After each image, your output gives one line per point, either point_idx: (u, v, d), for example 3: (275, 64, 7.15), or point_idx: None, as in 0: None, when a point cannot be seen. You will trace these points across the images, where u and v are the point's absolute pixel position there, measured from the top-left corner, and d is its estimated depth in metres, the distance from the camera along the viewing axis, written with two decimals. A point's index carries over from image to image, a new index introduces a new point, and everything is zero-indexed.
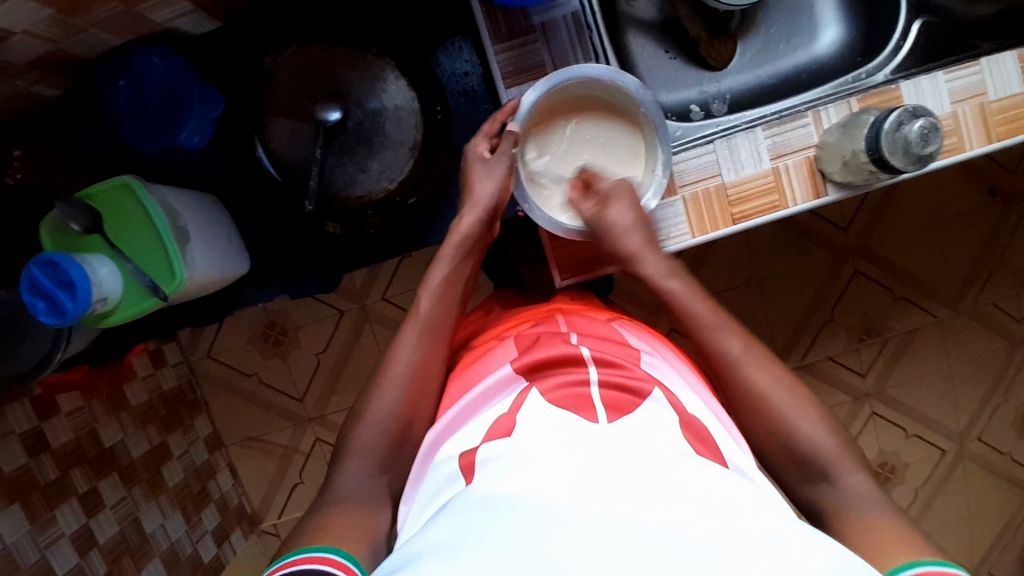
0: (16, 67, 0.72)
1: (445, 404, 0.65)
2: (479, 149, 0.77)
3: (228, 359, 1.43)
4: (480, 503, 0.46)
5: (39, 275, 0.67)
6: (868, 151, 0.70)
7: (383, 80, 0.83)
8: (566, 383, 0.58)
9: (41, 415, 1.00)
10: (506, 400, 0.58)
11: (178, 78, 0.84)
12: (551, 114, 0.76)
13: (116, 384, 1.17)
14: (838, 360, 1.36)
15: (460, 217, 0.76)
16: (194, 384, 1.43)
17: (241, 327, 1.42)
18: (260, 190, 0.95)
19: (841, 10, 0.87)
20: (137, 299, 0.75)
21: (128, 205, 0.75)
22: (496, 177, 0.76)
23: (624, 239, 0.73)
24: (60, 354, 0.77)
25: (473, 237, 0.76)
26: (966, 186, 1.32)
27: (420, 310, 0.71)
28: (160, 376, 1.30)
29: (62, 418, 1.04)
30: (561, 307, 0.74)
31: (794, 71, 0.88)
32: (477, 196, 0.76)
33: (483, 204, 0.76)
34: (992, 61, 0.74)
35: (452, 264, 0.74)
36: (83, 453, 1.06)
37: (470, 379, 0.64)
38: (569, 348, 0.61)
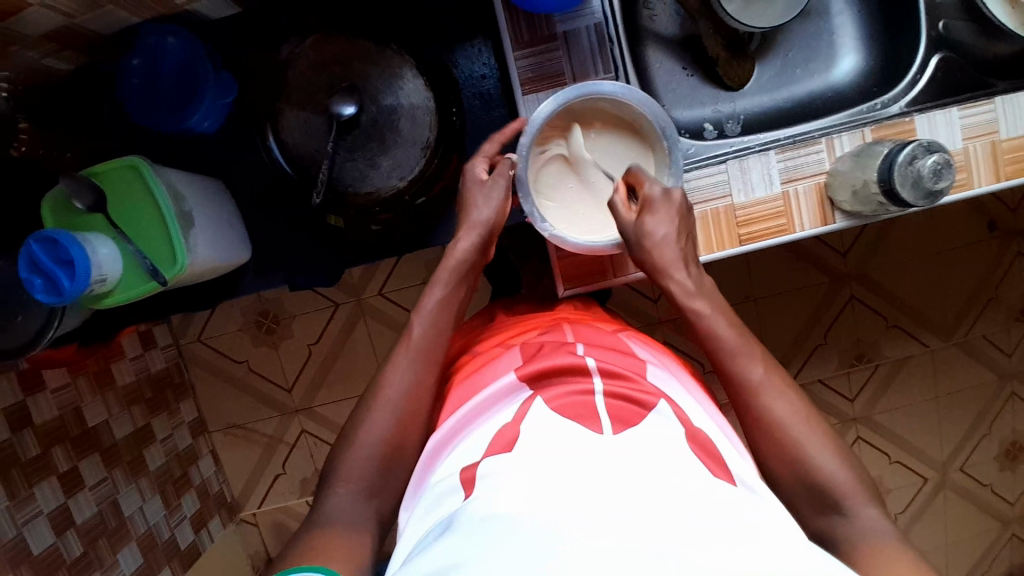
0: (31, 38, 0.70)
1: (449, 409, 0.65)
2: (476, 168, 0.76)
3: (219, 345, 1.42)
4: (485, 524, 0.45)
5: (39, 252, 0.66)
6: (880, 182, 0.71)
7: (400, 78, 0.82)
8: (570, 392, 0.58)
9: (27, 391, 1.00)
10: (510, 409, 0.58)
11: (191, 62, 0.83)
12: (549, 131, 0.76)
13: (104, 363, 1.16)
14: (827, 383, 1.37)
15: (455, 240, 0.74)
16: (182, 367, 1.41)
17: (234, 313, 1.41)
18: (265, 179, 0.94)
19: (858, 38, 0.88)
20: (137, 283, 0.74)
21: (134, 186, 0.74)
22: (495, 200, 0.74)
23: (659, 252, 0.70)
24: (52, 333, 0.75)
25: (469, 262, 0.74)
26: (967, 220, 1.33)
27: (411, 334, 0.70)
28: (148, 358, 1.29)
29: (47, 394, 1.03)
30: (569, 317, 0.74)
31: (809, 97, 0.88)
32: (473, 219, 0.74)
33: (479, 227, 0.74)
34: (1007, 101, 0.75)
35: (448, 287, 0.73)
36: (66, 431, 1.06)
37: (477, 383, 0.64)
38: (576, 358, 0.61)
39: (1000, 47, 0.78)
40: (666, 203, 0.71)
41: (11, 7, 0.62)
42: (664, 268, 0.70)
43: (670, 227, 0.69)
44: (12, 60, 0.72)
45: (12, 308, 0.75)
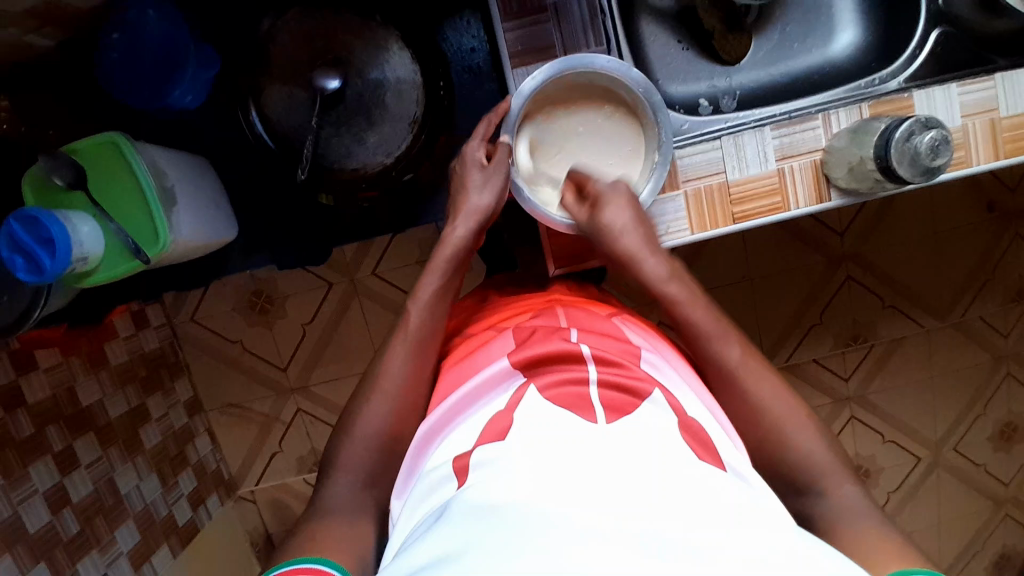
0: (11, 14, 0.68)
1: (439, 394, 0.64)
2: (476, 153, 0.75)
3: (213, 324, 1.41)
4: (474, 511, 0.45)
5: (19, 231, 0.65)
6: (876, 159, 0.69)
7: (386, 51, 0.80)
8: (563, 382, 0.57)
9: (19, 370, 1.00)
10: (504, 396, 0.58)
11: (173, 39, 0.80)
12: (532, 118, 0.75)
13: (97, 344, 1.16)
14: (823, 363, 1.37)
15: (453, 225, 0.73)
16: (176, 346, 1.41)
17: (227, 293, 1.40)
18: (251, 156, 0.92)
19: (857, 9, 0.85)
20: (118, 262, 0.72)
21: (115, 163, 0.72)
22: (494, 188, 0.73)
23: (620, 242, 0.69)
24: (38, 311, 0.74)
25: (466, 247, 0.73)
26: (966, 199, 1.32)
27: (409, 321, 0.69)
28: (142, 337, 1.29)
29: (40, 374, 1.03)
30: (564, 299, 0.73)
31: (807, 71, 0.85)
32: (471, 206, 0.73)
33: (477, 212, 0.73)
34: (1006, 77, 0.73)
35: (445, 275, 0.72)
36: (60, 411, 1.06)
37: (468, 369, 0.64)
38: (569, 345, 0.60)
39: (1000, 24, 0.75)
40: (616, 192, 0.70)
41: None
42: (630, 255, 0.69)
43: (626, 216, 0.69)
44: None
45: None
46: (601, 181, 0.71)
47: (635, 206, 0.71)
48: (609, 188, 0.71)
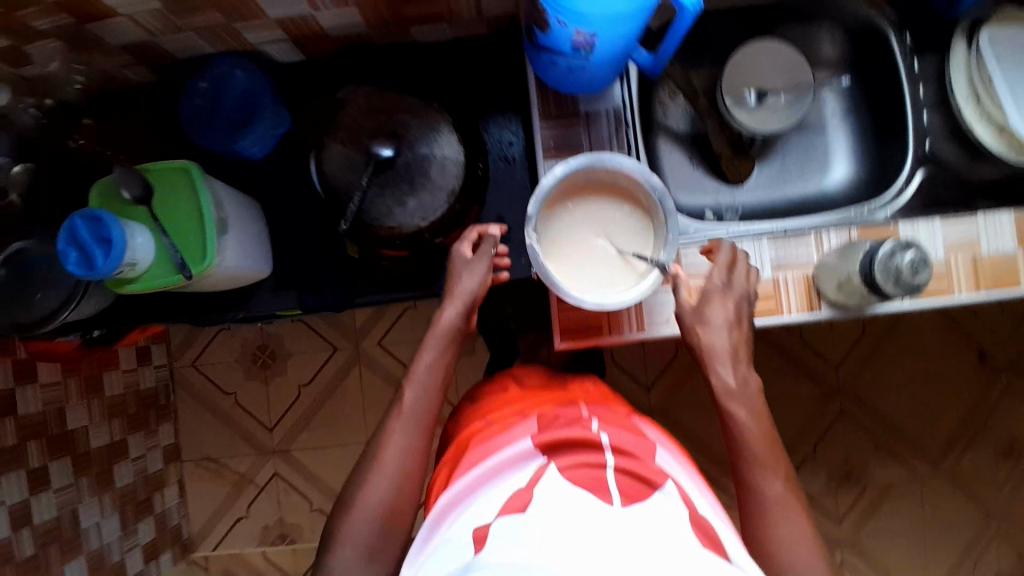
0: (109, 47, 0.84)
1: (460, 468, 0.66)
2: (461, 247, 0.82)
3: (210, 373, 1.53)
4: (504, 569, 0.48)
5: (81, 228, 0.71)
6: (862, 275, 0.76)
7: (437, 132, 0.90)
8: (582, 464, 0.60)
9: (19, 379, 1.11)
10: (524, 474, 0.61)
11: (254, 95, 0.92)
12: (554, 200, 0.80)
13: (97, 371, 1.29)
14: (816, 499, 1.35)
15: (442, 309, 0.79)
16: (170, 390, 1.53)
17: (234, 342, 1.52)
18: (296, 204, 1.01)
19: (852, 149, 0.94)
20: (163, 273, 0.78)
21: (180, 184, 0.80)
22: (478, 273, 0.79)
23: (712, 338, 0.75)
24: (65, 314, 0.84)
25: (455, 330, 0.78)
26: (956, 349, 1.37)
27: (404, 400, 0.73)
28: (139, 375, 1.42)
29: (36, 388, 1.15)
30: (589, 397, 0.77)
31: (804, 199, 0.94)
32: (459, 290, 0.79)
33: (465, 297, 0.79)
34: (988, 219, 0.81)
35: (438, 350, 0.77)
36: (45, 429, 1.17)
37: (489, 447, 0.67)
38: (588, 431, 0.63)
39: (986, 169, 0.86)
40: (724, 290, 0.77)
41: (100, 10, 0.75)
42: (717, 356, 0.74)
43: (726, 314, 0.76)
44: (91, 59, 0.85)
45: (32, 287, 0.83)
46: (717, 276, 0.77)
47: (740, 309, 0.77)
48: (721, 286, 0.77)
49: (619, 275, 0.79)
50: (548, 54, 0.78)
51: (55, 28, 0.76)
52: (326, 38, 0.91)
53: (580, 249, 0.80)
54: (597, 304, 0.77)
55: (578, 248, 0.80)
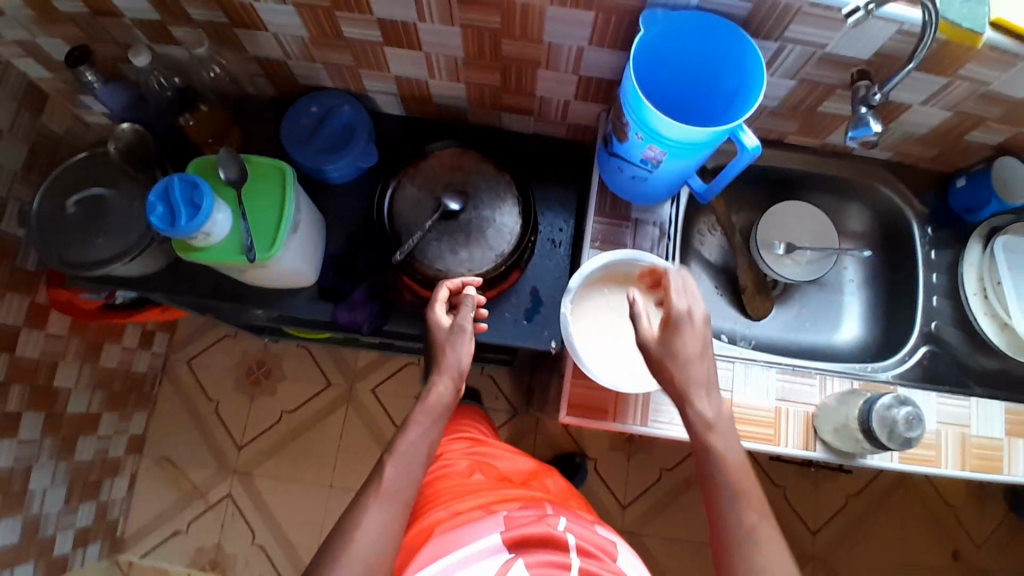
0: (245, 54, 0.97)
1: (426, 557, 0.72)
2: (439, 318, 0.81)
3: (202, 374, 1.58)
4: None
5: (178, 188, 0.77)
6: (859, 421, 0.81)
7: (503, 201, 0.98)
8: (549, 564, 0.69)
9: (27, 320, 1.13)
10: (494, 566, 0.68)
11: (353, 129, 1.02)
12: (595, 282, 0.85)
13: (101, 339, 1.32)
14: None
15: (431, 384, 0.78)
16: (156, 381, 1.56)
17: (235, 352, 1.59)
18: (343, 222, 1.04)
19: (864, 313, 1.02)
20: (227, 250, 0.82)
21: (272, 179, 0.86)
22: (464, 346, 0.79)
23: (685, 369, 0.71)
24: (113, 263, 0.91)
25: (447, 407, 0.77)
26: (929, 542, 1.41)
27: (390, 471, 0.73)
28: (136, 357, 1.46)
29: (40, 334, 1.16)
30: (548, 498, 0.87)
31: (813, 347, 1.01)
32: (446, 363, 0.78)
33: (453, 370, 0.78)
34: (981, 405, 0.88)
35: (427, 426, 0.76)
36: (33, 377, 1.16)
37: (456, 538, 0.73)
38: (555, 532, 0.73)
39: (986, 359, 0.94)
40: (688, 318, 0.71)
41: (255, 22, 0.89)
42: (686, 397, 0.71)
43: (696, 345, 0.71)
44: (228, 62, 0.98)
45: (98, 231, 0.92)
46: (681, 304, 0.72)
47: (705, 340, 0.72)
48: (686, 314, 0.71)
49: (636, 363, 0.82)
50: (617, 159, 0.87)
51: (207, 22, 0.91)
52: (428, 102, 1.03)
53: (604, 328, 0.84)
54: (603, 380, 0.80)
55: (603, 327, 0.84)
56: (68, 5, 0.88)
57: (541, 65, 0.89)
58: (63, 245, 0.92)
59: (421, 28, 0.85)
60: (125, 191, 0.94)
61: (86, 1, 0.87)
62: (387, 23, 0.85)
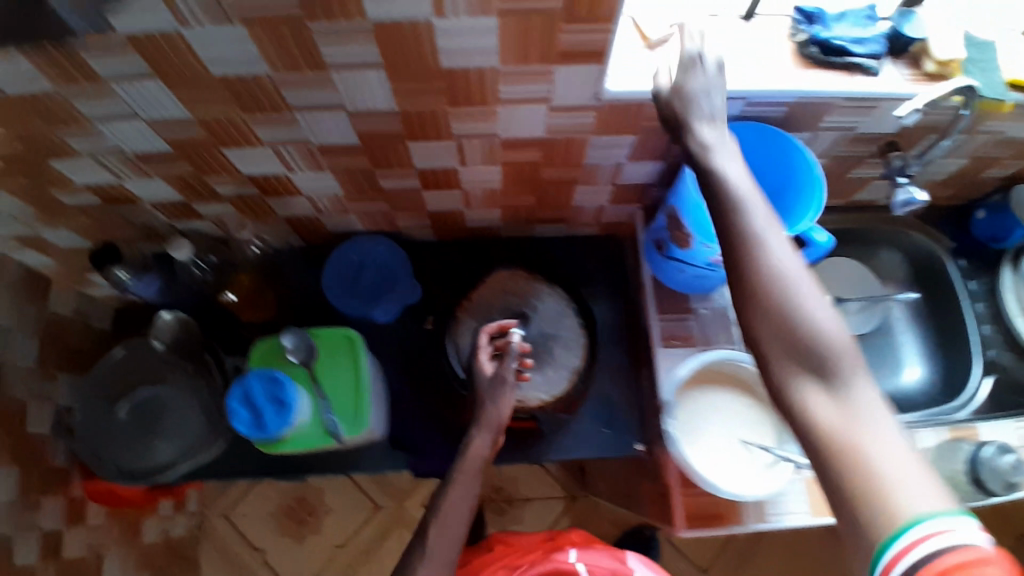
0: (275, 218, 0.95)
1: None
2: (485, 367, 0.88)
3: (243, 524, 1.50)
4: None
5: (256, 387, 0.75)
6: (968, 471, 0.85)
7: (562, 315, 0.98)
8: None
9: (68, 522, 1.04)
10: None
11: (395, 269, 1.00)
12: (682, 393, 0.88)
13: (138, 518, 1.23)
14: None
15: (471, 438, 0.84)
16: (195, 542, 1.47)
17: (272, 497, 1.51)
18: (397, 362, 1.02)
19: (922, 352, 1.05)
20: (316, 434, 0.81)
21: (339, 350, 0.85)
22: (505, 397, 0.85)
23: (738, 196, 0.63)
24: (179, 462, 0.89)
25: (485, 458, 0.84)
26: None
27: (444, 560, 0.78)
28: (174, 523, 1.37)
29: (82, 531, 1.07)
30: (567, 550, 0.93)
31: (882, 395, 1.03)
32: (486, 418, 0.85)
33: (493, 423, 0.85)
34: None
35: (468, 487, 0.82)
36: None
37: None
38: None
39: None
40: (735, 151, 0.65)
41: (287, 189, 0.87)
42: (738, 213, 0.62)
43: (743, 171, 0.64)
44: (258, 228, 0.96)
45: (153, 432, 0.90)
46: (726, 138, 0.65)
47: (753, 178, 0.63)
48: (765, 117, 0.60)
49: (753, 467, 0.83)
50: (676, 262, 0.88)
51: (235, 196, 0.88)
52: (461, 227, 1.03)
53: (712, 439, 0.85)
54: (737, 495, 0.79)
55: (709, 438, 0.85)
56: (75, 198, 0.85)
57: (579, 183, 0.90)
58: (122, 450, 0.89)
59: (461, 170, 0.85)
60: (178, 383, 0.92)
61: (99, 190, 0.84)
62: (427, 172, 0.85)
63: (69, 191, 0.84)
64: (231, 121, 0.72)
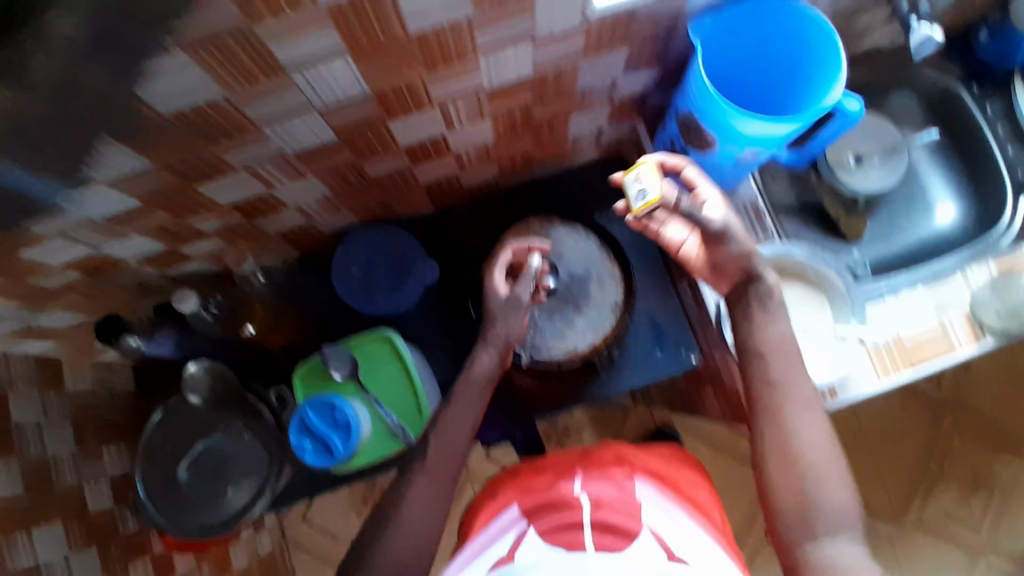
0: (268, 238, 0.88)
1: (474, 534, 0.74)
2: (498, 286, 0.82)
3: (323, 523, 1.53)
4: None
5: (313, 416, 0.73)
6: None
7: (588, 253, 0.94)
8: (563, 525, 0.67)
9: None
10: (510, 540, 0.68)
11: (405, 253, 0.94)
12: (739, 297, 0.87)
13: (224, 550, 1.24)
14: (954, 517, 1.36)
15: (476, 357, 0.80)
16: (284, 550, 1.51)
17: (341, 491, 1.54)
18: (435, 344, 0.98)
19: (951, 186, 1.01)
20: (383, 441, 0.81)
21: (383, 354, 0.83)
22: (516, 318, 0.81)
23: None
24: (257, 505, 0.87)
25: (491, 378, 0.80)
26: None
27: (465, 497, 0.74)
28: (258, 541, 1.39)
29: None
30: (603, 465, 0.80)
31: (920, 242, 1.00)
32: (494, 337, 0.80)
33: (499, 343, 0.80)
34: None
35: (473, 405, 0.78)
36: None
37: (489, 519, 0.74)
38: (571, 494, 0.71)
39: None
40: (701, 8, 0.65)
41: (273, 206, 0.80)
42: None
43: None
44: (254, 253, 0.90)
45: (220, 483, 0.87)
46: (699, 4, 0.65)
47: None
48: None
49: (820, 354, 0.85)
50: (697, 168, 0.82)
51: (220, 228, 0.81)
52: (459, 191, 0.97)
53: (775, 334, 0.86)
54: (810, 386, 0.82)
55: None
56: (57, 278, 0.77)
57: (575, 112, 0.83)
58: (195, 510, 0.86)
59: (450, 136, 0.78)
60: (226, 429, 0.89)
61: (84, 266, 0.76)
62: (414, 147, 0.78)
63: (49, 275, 0.76)
64: (200, 155, 0.65)
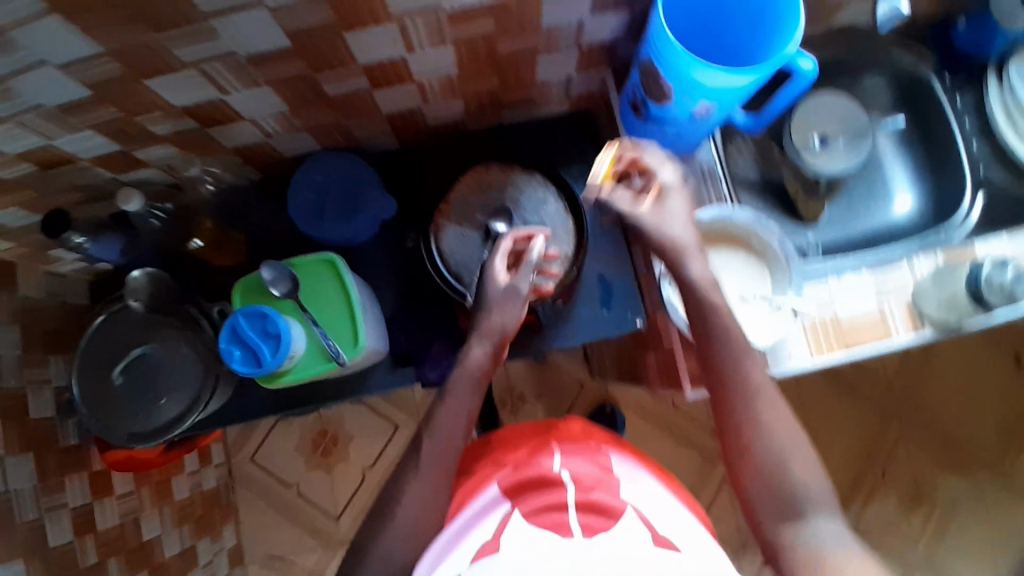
0: (223, 150, 0.88)
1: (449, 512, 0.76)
2: (495, 269, 0.76)
3: (272, 465, 1.53)
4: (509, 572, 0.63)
5: (244, 324, 0.73)
6: (968, 290, 0.85)
7: (545, 202, 0.93)
8: (549, 509, 0.71)
9: (94, 493, 1.02)
10: (496, 518, 0.72)
11: (363, 182, 0.93)
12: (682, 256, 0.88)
13: (166, 478, 1.23)
14: (889, 520, 1.38)
15: (469, 347, 0.76)
16: (230, 489, 1.51)
17: (292, 434, 1.54)
18: (385, 280, 0.99)
19: (913, 177, 1.03)
20: (318, 362, 0.80)
21: (324, 276, 0.82)
22: (514, 310, 0.76)
23: None
24: (189, 416, 0.87)
25: (483, 370, 0.76)
26: (992, 354, 1.44)
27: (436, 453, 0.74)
28: (203, 475, 1.39)
29: (114, 500, 1.05)
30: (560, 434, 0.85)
31: (875, 231, 1.01)
32: (488, 327, 0.76)
33: (494, 334, 0.76)
34: None
35: (464, 396, 0.74)
36: (123, 543, 1.05)
37: (469, 494, 0.77)
38: (551, 471, 0.75)
39: None
40: None
41: (227, 113, 0.79)
42: None
43: None
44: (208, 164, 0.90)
45: (152, 392, 0.87)
46: None
47: None
48: None
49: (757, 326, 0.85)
50: (657, 123, 0.83)
51: (175, 133, 0.80)
52: (423, 128, 0.97)
53: (714, 298, 0.87)
54: None
55: None
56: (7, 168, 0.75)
57: (541, 54, 0.83)
58: (125, 416, 0.87)
59: (410, 60, 0.78)
60: (166, 341, 0.89)
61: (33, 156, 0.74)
62: (374, 67, 0.78)
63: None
64: (146, 43, 0.64)
